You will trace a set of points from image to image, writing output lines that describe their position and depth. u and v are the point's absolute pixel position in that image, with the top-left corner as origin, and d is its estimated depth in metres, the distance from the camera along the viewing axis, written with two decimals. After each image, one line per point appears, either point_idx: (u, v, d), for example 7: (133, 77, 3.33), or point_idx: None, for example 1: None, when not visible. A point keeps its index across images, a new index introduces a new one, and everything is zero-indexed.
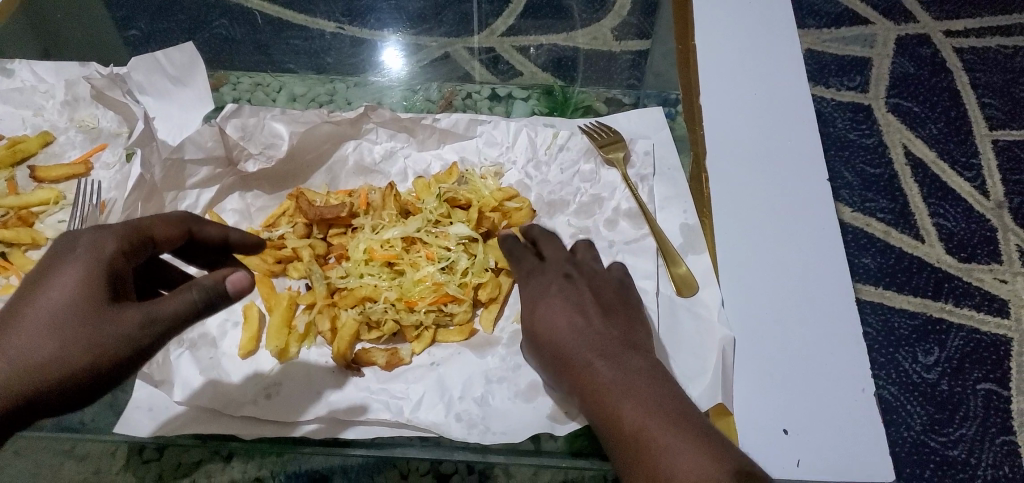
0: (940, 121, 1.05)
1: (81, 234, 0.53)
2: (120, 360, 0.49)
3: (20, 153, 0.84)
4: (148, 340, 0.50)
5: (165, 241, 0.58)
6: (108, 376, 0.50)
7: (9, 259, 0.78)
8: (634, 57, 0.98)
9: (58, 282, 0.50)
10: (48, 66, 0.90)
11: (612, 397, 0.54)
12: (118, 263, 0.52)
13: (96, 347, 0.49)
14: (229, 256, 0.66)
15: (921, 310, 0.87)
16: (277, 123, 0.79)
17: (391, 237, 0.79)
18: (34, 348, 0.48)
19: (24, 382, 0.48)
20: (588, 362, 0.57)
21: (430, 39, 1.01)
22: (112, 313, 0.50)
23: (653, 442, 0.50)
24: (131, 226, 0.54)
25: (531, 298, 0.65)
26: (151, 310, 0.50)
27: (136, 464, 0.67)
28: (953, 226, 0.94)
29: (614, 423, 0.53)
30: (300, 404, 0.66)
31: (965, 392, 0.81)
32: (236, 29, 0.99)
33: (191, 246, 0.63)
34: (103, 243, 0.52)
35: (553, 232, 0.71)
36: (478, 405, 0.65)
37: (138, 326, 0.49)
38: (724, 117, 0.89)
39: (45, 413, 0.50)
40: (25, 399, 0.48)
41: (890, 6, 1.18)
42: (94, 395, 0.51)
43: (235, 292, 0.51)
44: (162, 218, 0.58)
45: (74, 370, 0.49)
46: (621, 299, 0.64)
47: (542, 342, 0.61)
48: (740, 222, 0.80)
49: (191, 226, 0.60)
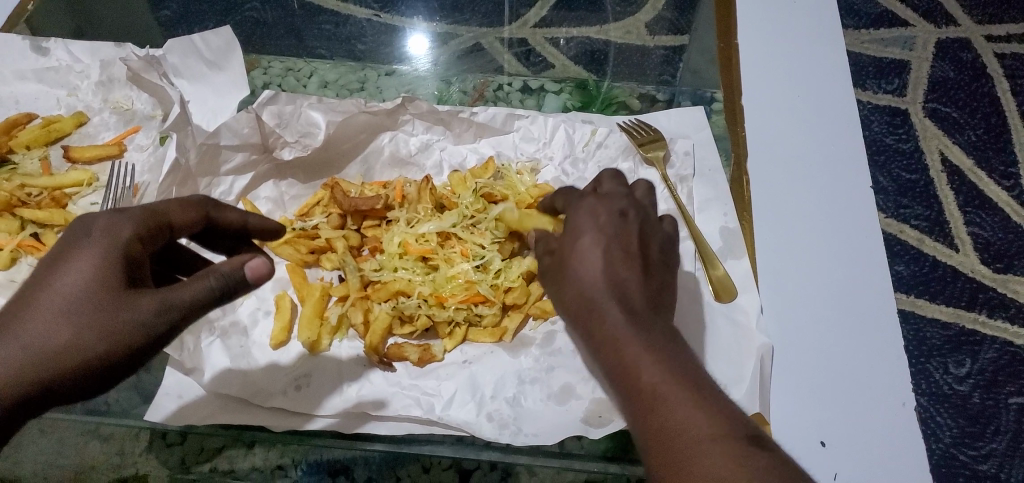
0: (979, 128, 1.03)
1: (95, 216, 0.51)
2: (136, 349, 0.48)
3: (54, 133, 0.84)
4: (164, 328, 0.49)
5: (183, 227, 0.56)
6: (121, 364, 0.49)
7: (43, 240, 0.78)
8: (668, 53, 0.96)
9: (72, 267, 0.48)
10: (84, 46, 0.88)
11: (628, 357, 0.48)
12: (134, 249, 0.50)
13: (112, 336, 0.47)
14: (248, 243, 0.65)
15: (953, 320, 0.86)
16: (314, 111, 0.78)
17: (426, 232, 0.78)
18: (47, 335, 0.47)
19: (34, 371, 0.46)
20: (613, 314, 0.50)
21: (463, 28, 0.99)
22: (128, 299, 0.48)
23: (669, 408, 0.45)
24: (148, 211, 0.53)
25: (566, 235, 0.57)
26: (167, 297, 0.49)
27: (159, 449, 0.66)
28: (989, 236, 0.93)
29: (629, 377, 0.48)
30: (329, 398, 0.65)
31: (997, 406, 0.80)
32: (268, 13, 0.98)
33: (211, 233, 0.62)
34: (120, 228, 0.50)
35: (618, 176, 0.64)
36: (509, 406, 0.64)
37: (155, 312, 0.48)
38: (763, 116, 0.87)
39: (54, 402, 0.48)
40: (36, 388, 0.46)
41: (931, 8, 1.15)
42: (104, 383, 0.49)
43: (253, 278, 0.51)
44: (180, 202, 0.56)
45: (87, 358, 0.47)
46: (662, 258, 0.57)
47: (567, 289, 0.54)
48: (780, 227, 0.78)
49: (209, 211, 0.59)
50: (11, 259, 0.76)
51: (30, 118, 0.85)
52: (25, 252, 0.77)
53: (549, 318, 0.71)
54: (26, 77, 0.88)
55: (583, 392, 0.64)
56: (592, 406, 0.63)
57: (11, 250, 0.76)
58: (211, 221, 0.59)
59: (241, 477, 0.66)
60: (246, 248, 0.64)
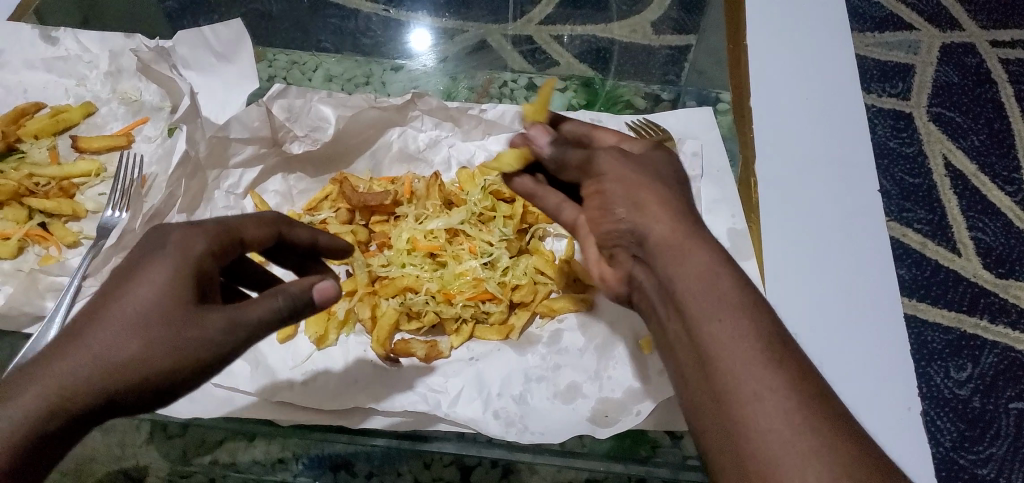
0: (982, 133, 1.04)
1: (171, 230, 0.50)
2: (202, 365, 0.46)
3: (62, 122, 0.83)
4: (230, 346, 0.47)
5: (254, 243, 0.55)
6: (185, 381, 0.47)
7: (50, 230, 0.78)
8: (674, 53, 0.96)
9: (145, 280, 0.47)
10: (92, 35, 0.87)
11: (723, 310, 0.44)
12: (206, 263, 0.49)
13: (179, 352, 0.46)
14: (316, 260, 0.64)
15: (955, 324, 0.86)
16: (324, 105, 0.78)
17: (435, 228, 0.79)
18: (116, 348, 0.45)
19: (105, 382, 0.45)
20: (708, 267, 0.46)
21: (469, 23, 0.99)
22: (198, 314, 0.47)
23: (753, 377, 0.41)
24: (221, 226, 0.52)
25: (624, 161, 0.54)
26: (236, 314, 0.47)
27: (161, 440, 0.64)
28: (991, 241, 0.94)
29: (725, 344, 0.43)
30: (335, 392, 0.65)
31: (996, 410, 0.81)
32: (273, 5, 0.97)
33: (281, 249, 0.61)
34: (194, 242, 0.49)
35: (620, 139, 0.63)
36: (516, 404, 0.64)
37: (223, 330, 0.47)
38: (770, 118, 0.88)
39: (116, 414, 0.46)
40: (104, 398, 0.45)
41: (936, 12, 1.15)
42: (165, 400, 0.47)
43: (320, 299, 0.51)
44: (252, 218, 0.55)
45: (154, 372, 0.45)
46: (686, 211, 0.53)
47: (652, 198, 0.50)
48: (787, 229, 0.78)
49: (281, 229, 0.58)
50: (19, 249, 0.76)
51: (38, 108, 0.85)
52: (32, 241, 0.77)
53: (555, 318, 0.72)
54: (34, 66, 0.87)
55: (590, 392, 0.65)
56: (597, 405, 0.64)
57: (20, 240, 0.76)
58: (281, 238, 0.58)
59: (241, 471, 0.64)
60: (315, 265, 0.63)
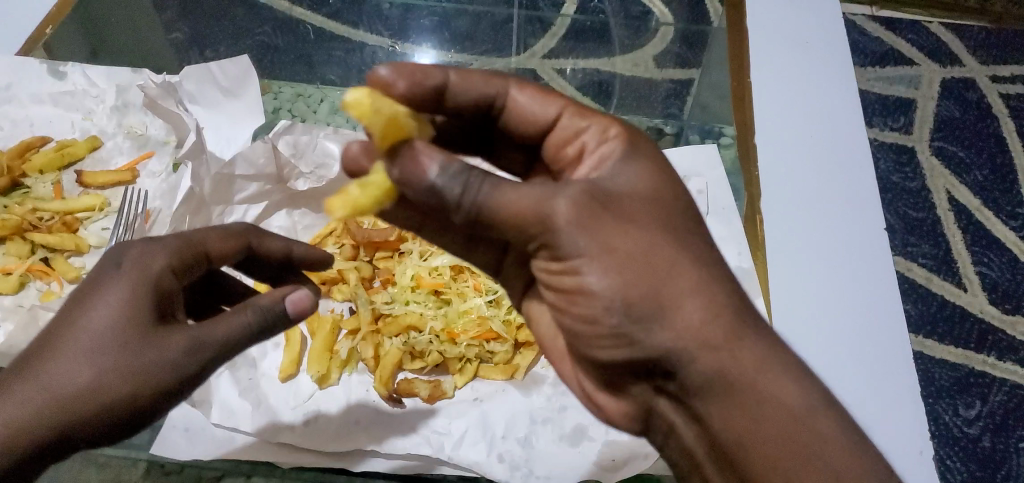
0: (986, 168, 1.05)
1: (129, 246, 0.50)
2: (164, 390, 0.46)
3: (67, 156, 0.84)
4: (195, 369, 0.46)
5: (222, 256, 0.56)
6: (147, 408, 0.46)
7: (52, 265, 0.77)
8: (675, 87, 0.93)
9: (101, 304, 0.46)
10: (101, 70, 0.89)
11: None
12: (165, 280, 0.49)
13: (138, 378, 0.45)
14: (293, 273, 0.64)
15: (962, 361, 0.87)
16: (331, 142, 0.78)
17: (439, 265, 0.79)
18: (72, 376, 0.45)
19: (61, 412, 0.45)
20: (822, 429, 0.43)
21: (467, 56, 0.97)
22: (157, 337, 0.46)
23: None
24: (184, 240, 0.52)
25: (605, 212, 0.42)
26: (198, 335, 0.47)
27: (158, 477, 0.62)
28: (997, 276, 0.95)
29: None
30: (338, 434, 0.64)
31: (1007, 449, 0.81)
32: (277, 38, 0.96)
33: (252, 262, 0.62)
34: (152, 258, 0.49)
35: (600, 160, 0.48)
36: (521, 446, 0.63)
37: (183, 352, 0.46)
38: (775, 154, 0.88)
39: (77, 444, 0.46)
40: (62, 427, 0.45)
41: (935, 47, 1.14)
42: (128, 428, 0.47)
43: (294, 311, 0.50)
44: (220, 231, 0.56)
45: (113, 400, 0.45)
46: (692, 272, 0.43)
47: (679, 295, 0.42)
48: (795, 269, 0.78)
49: (251, 239, 0.59)
50: (21, 284, 0.76)
51: (44, 142, 0.85)
52: (33, 276, 0.77)
53: None
54: (41, 100, 0.88)
55: (596, 434, 0.64)
56: (605, 448, 0.63)
57: (22, 275, 0.76)
58: (252, 249, 0.59)
59: None
60: (292, 276, 0.64)
